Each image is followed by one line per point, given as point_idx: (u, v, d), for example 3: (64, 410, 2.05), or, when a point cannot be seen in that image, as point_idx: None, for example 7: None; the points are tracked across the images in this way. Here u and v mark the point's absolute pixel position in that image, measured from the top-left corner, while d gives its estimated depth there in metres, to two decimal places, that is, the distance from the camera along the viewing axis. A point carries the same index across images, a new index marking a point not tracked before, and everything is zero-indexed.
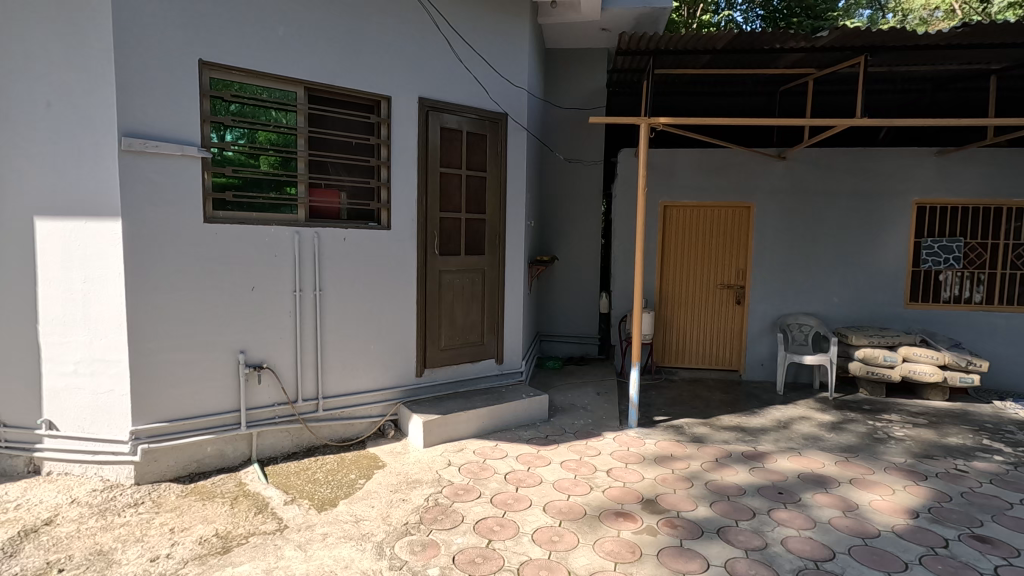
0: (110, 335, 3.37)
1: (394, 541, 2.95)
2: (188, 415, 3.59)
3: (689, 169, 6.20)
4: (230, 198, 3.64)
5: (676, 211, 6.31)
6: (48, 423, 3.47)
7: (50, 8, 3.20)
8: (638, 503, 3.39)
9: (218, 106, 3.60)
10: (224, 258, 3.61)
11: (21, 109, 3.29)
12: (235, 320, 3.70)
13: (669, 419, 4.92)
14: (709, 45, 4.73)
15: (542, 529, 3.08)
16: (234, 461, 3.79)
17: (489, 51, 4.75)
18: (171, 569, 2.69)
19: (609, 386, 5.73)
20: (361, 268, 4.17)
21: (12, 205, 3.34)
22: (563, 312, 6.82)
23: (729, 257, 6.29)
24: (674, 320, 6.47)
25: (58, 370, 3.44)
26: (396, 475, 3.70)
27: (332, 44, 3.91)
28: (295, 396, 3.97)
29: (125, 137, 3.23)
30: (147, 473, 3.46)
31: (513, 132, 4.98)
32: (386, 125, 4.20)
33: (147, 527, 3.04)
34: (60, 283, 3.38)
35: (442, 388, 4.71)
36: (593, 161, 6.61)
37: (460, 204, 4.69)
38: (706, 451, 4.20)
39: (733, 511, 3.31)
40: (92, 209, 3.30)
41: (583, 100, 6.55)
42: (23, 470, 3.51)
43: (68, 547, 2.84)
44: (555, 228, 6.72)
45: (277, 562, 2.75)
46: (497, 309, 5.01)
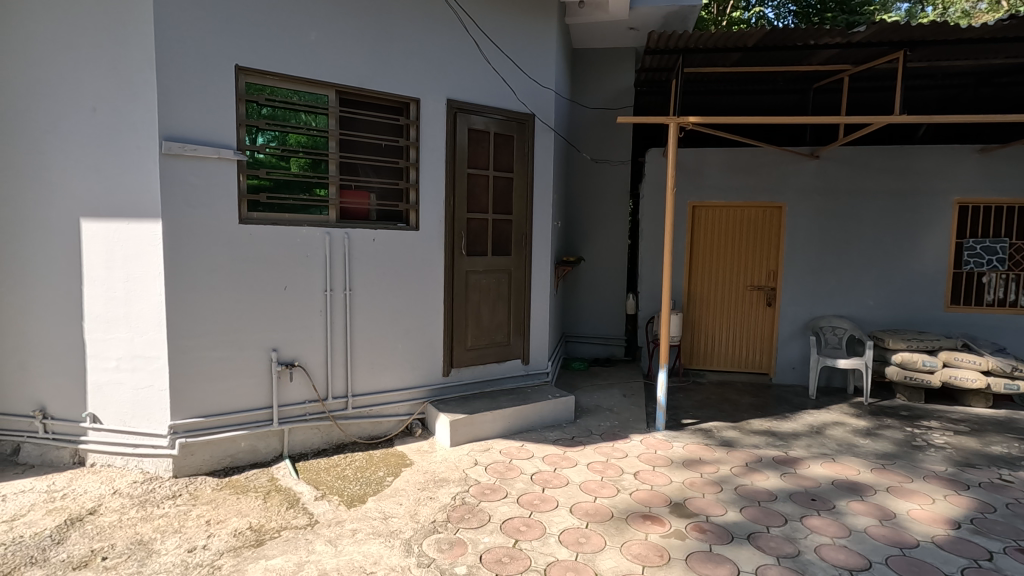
0: (149, 332, 3.49)
1: (422, 538, 2.98)
2: (223, 410, 3.69)
3: (719, 169, 6.11)
4: (264, 199, 3.72)
5: (705, 211, 6.23)
6: (92, 417, 3.61)
7: (96, 18, 3.34)
8: (666, 506, 3.35)
9: (251, 109, 3.68)
10: (259, 258, 3.71)
11: (68, 116, 3.44)
12: (269, 318, 3.79)
13: (698, 422, 4.86)
14: (740, 43, 4.66)
15: (569, 530, 3.07)
16: (266, 456, 3.88)
17: (515, 52, 4.75)
18: (207, 560, 2.77)
19: (635, 388, 5.69)
20: (390, 268, 4.23)
21: (60, 207, 3.49)
22: (589, 313, 6.79)
23: (760, 258, 6.17)
24: (702, 322, 6.39)
25: (102, 365, 3.57)
26: (423, 473, 3.73)
27: (362, 48, 3.97)
28: (325, 394, 4.05)
29: (165, 141, 3.34)
30: (184, 466, 3.57)
31: (540, 132, 4.98)
32: (414, 126, 4.24)
33: (184, 519, 3.14)
34: (104, 282, 3.51)
35: (469, 388, 4.74)
36: (620, 161, 6.56)
37: (487, 205, 4.71)
38: (735, 456, 4.12)
39: (764, 517, 3.25)
40: (134, 211, 3.42)
41: (610, 100, 6.50)
42: (69, 461, 3.67)
43: (110, 536, 2.95)
44: (580, 229, 6.70)
45: (308, 556, 2.80)
46: (524, 310, 5.01)
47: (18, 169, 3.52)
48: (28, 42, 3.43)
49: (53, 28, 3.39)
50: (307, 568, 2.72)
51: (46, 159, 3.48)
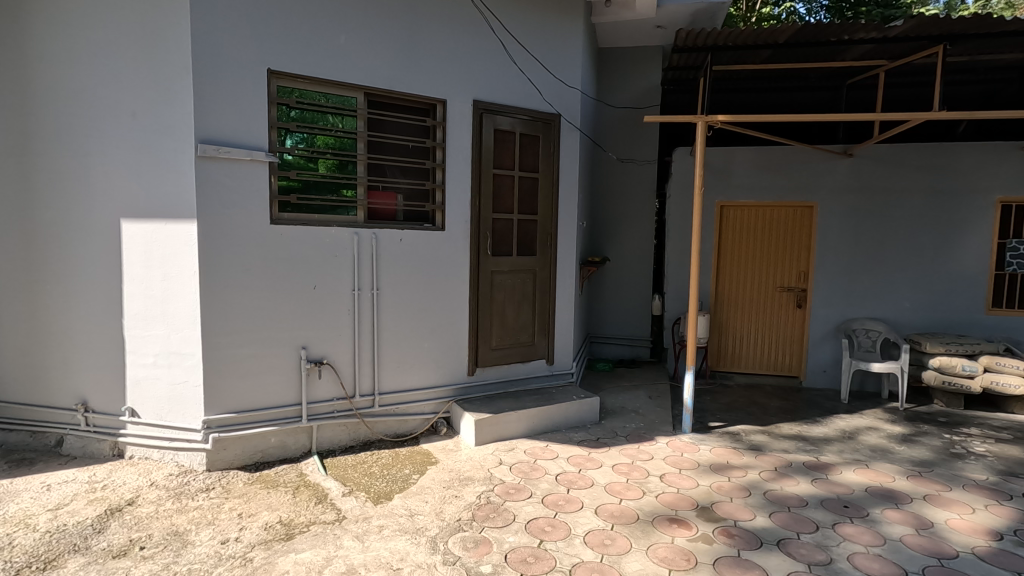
0: (185, 329, 3.59)
1: (447, 536, 3.01)
2: (255, 406, 3.78)
3: (748, 168, 6.00)
4: (294, 200, 3.80)
5: (733, 211, 6.13)
6: (130, 411, 3.73)
7: (136, 25, 3.45)
8: (693, 510, 3.31)
9: (281, 112, 3.77)
10: (290, 258, 3.79)
11: (109, 120, 3.56)
12: (299, 317, 3.87)
13: (725, 425, 4.78)
14: (771, 40, 4.58)
15: (595, 532, 3.06)
16: (295, 452, 3.95)
17: (541, 52, 4.75)
18: (239, 552, 2.84)
19: (661, 389, 5.63)
20: (416, 268, 4.27)
21: (102, 208, 3.63)
22: (614, 314, 6.75)
23: (790, 259, 6.05)
24: (730, 324, 6.29)
25: (140, 361, 3.69)
26: (448, 472, 3.76)
27: (390, 51, 4.02)
28: (352, 392, 4.11)
29: (201, 144, 3.44)
30: (217, 460, 3.67)
31: (566, 132, 4.97)
32: (441, 127, 4.28)
33: (217, 511, 3.22)
34: (142, 280, 3.63)
35: (493, 387, 4.76)
36: (646, 161, 6.50)
37: (513, 205, 4.72)
38: (764, 460, 4.05)
39: (794, 523, 3.19)
40: (171, 212, 3.53)
41: (636, 99, 6.45)
42: (109, 453, 3.79)
43: (148, 527, 3.04)
44: (606, 229, 6.66)
45: (337, 551, 2.85)
46: (549, 310, 5.01)
47: (62, 173, 3.66)
48: (73, 50, 3.57)
49: (96, 36, 3.52)
50: (335, 563, 2.76)
51: (89, 161, 3.61)
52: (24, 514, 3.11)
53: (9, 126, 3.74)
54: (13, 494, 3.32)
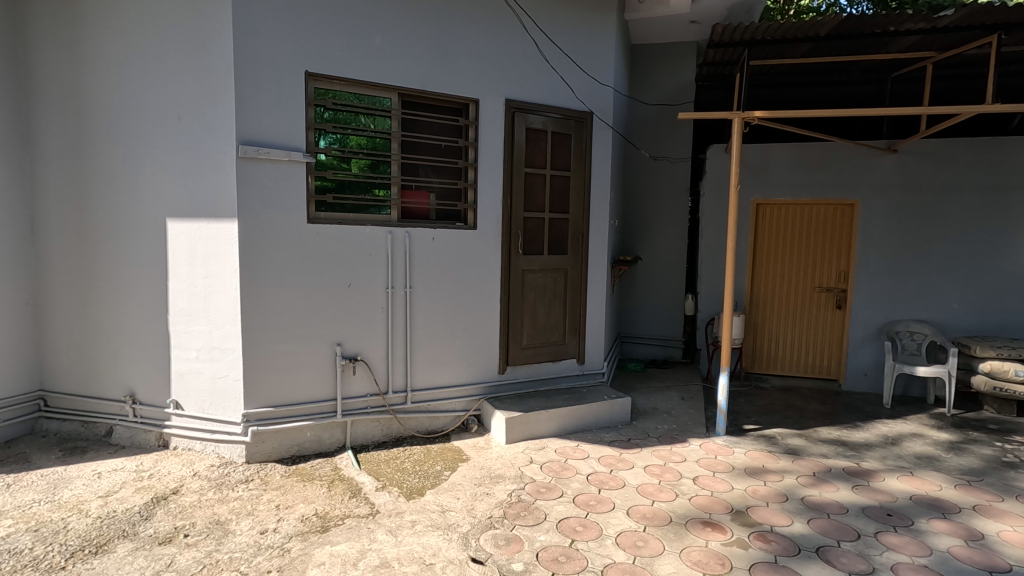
0: (226, 325, 3.70)
1: (479, 533, 3.03)
2: (292, 401, 3.88)
3: (786, 165, 5.86)
4: (331, 199, 3.88)
5: (770, 210, 6.00)
6: (175, 403, 3.87)
7: (182, 30, 3.57)
8: (727, 513, 3.25)
9: (319, 113, 3.84)
10: (326, 255, 3.87)
11: (157, 123, 3.70)
12: (335, 314, 3.95)
13: (760, 428, 4.68)
14: (811, 33, 4.46)
15: (627, 533, 3.03)
16: (330, 446, 4.03)
17: (574, 50, 4.72)
18: (278, 542, 2.92)
19: (694, 391, 5.54)
20: (448, 267, 4.31)
21: (150, 208, 3.77)
22: (645, 314, 6.67)
23: (829, 258, 5.88)
24: (765, 325, 6.15)
25: (184, 355, 3.82)
26: (479, 469, 3.79)
27: (423, 51, 4.06)
28: (386, 388, 4.17)
29: (241, 145, 3.54)
30: (255, 453, 3.77)
31: (599, 131, 4.93)
32: (473, 126, 4.30)
33: (256, 502, 3.32)
34: (186, 277, 3.75)
35: (524, 386, 4.76)
36: (680, 159, 6.40)
37: (544, 204, 4.71)
38: (802, 465, 3.95)
39: (834, 530, 3.10)
40: (213, 210, 3.64)
41: (670, 95, 6.35)
42: (154, 444, 3.94)
43: (191, 515, 3.15)
44: (638, 228, 6.59)
45: (371, 545, 2.90)
46: (580, 309, 4.98)
47: (114, 174, 3.82)
48: (124, 55, 3.72)
49: (145, 42, 3.66)
50: (369, 556, 2.81)
51: (138, 163, 3.76)
52: (77, 500, 3.26)
53: (64, 130, 3.92)
54: (67, 481, 3.48)
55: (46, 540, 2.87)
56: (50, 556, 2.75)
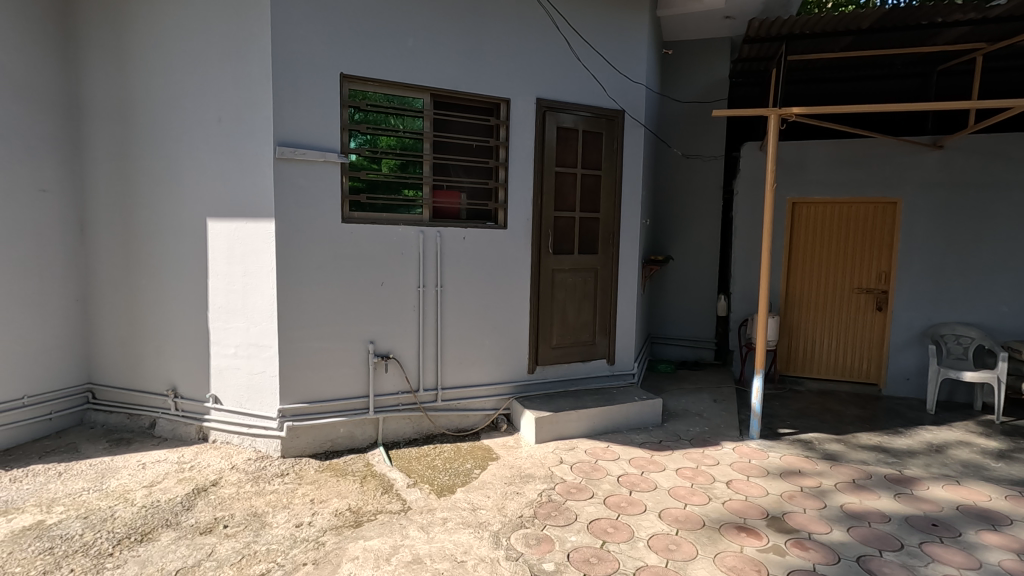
0: (263, 322, 3.80)
1: (510, 532, 3.03)
2: (326, 398, 3.95)
3: (823, 163, 5.71)
4: (365, 199, 3.94)
5: (806, 208, 5.85)
6: (214, 397, 3.99)
7: (222, 36, 3.67)
8: (763, 519, 3.18)
9: (353, 115, 3.90)
10: (359, 253, 3.93)
11: (199, 126, 3.81)
12: (367, 313, 4.01)
13: (796, 432, 4.56)
14: (853, 26, 4.34)
15: (659, 536, 2.99)
16: (362, 443, 4.09)
17: (606, 47, 4.68)
18: (313, 536, 2.98)
19: (726, 393, 5.44)
20: (478, 266, 4.32)
21: (191, 208, 3.89)
22: (676, 315, 6.58)
23: (869, 258, 5.69)
24: (801, 326, 6.00)
25: (222, 352, 3.93)
26: (509, 468, 3.79)
27: (455, 52, 4.08)
28: (416, 386, 4.21)
29: (279, 146, 3.62)
30: (290, 448, 3.86)
31: (631, 129, 4.88)
32: (504, 126, 4.30)
33: (291, 496, 3.39)
34: (225, 276, 3.86)
35: (553, 386, 4.74)
36: (713, 157, 6.28)
37: (575, 203, 4.69)
38: (841, 471, 3.83)
39: (875, 539, 3.00)
40: (252, 210, 3.73)
41: (702, 92, 6.24)
42: (195, 436, 4.07)
43: (230, 507, 3.24)
44: (670, 227, 6.50)
45: (403, 540, 2.93)
46: (610, 309, 4.94)
47: (157, 176, 3.96)
48: (168, 61, 3.84)
49: (188, 47, 3.77)
50: (402, 551, 2.84)
51: (180, 164, 3.88)
52: (123, 489, 3.39)
53: (110, 133, 4.07)
54: (114, 471, 3.62)
55: (94, 527, 2.99)
56: (99, 543, 2.86)
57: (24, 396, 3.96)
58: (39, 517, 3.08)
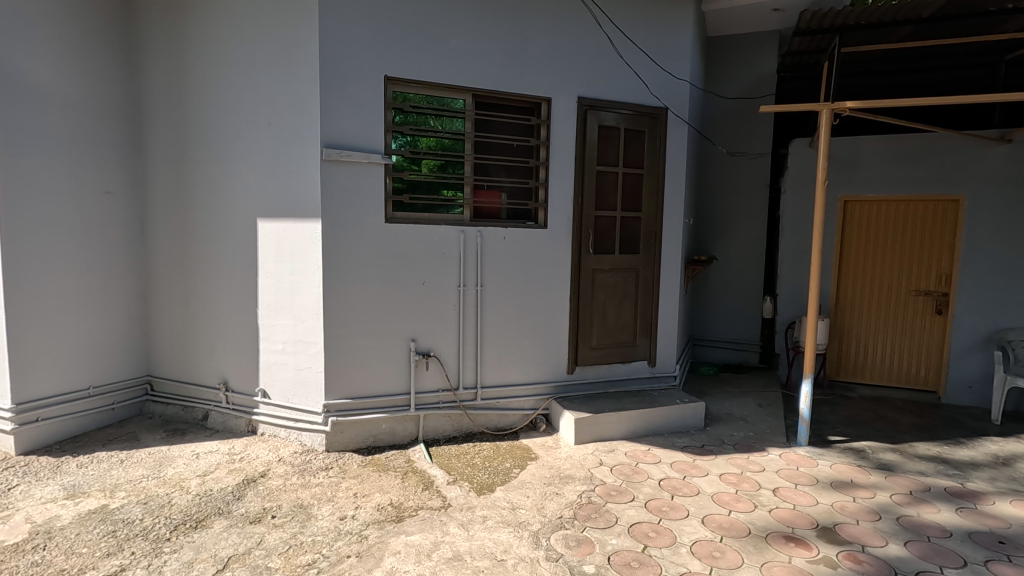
0: (310, 319, 3.90)
1: (550, 532, 3.02)
2: (368, 394, 4.03)
3: (878, 159, 5.48)
4: (407, 199, 4.00)
5: (859, 207, 5.62)
6: (263, 392, 4.12)
7: (272, 41, 3.80)
8: (812, 529, 3.07)
9: (397, 116, 3.97)
10: (401, 253, 3.99)
11: (250, 130, 3.94)
12: (410, 311, 4.07)
13: (848, 440, 4.38)
14: (913, 14, 4.14)
15: (702, 543, 2.93)
16: (403, 439, 4.16)
17: (649, 44, 4.60)
18: (356, 529, 3.04)
19: (772, 398, 5.27)
20: (518, 266, 4.33)
21: (243, 209, 4.03)
22: (719, 317, 6.42)
23: (929, 259, 5.41)
24: (852, 330, 5.77)
25: (271, 348, 4.06)
26: (548, 468, 3.78)
27: (496, 51, 4.09)
28: (457, 384, 4.25)
29: (325, 148, 3.71)
30: (335, 442, 3.96)
31: (674, 126, 4.78)
32: (545, 125, 4.29)
33: (336, 489, 3.48)
34: (273, 274, 3.98)
35: (593, 387, 4.70)
36: (759, 154, 6.10)
37: (616, 203, 4.64)
38: (897, 483, 3.65)
39: (935, 555, 2.85)
40: (300, 211, 3.84)
41: (748, 88, 6.07)
42: (244, 429, 4.22)
43: (278, 498, 3.35)
44: (713, 227, 6.35)
45: (443, 537, 2.96)
46: (652, 310, 4.86)
47: (212, 177, 4.12)
48: (222, 67, 4.00)
49: (241, 53, 3.91)
50: (443, 548, 2.87)
51: (232, 167, 4.03)
52: (179, 477, 3.55)
53: (169, 137, 4.26)
54: (171, 460, 3.80)
55: (153, 513, 3.14)
56: (157, 527, 3.01)
57: (90, 387, 4.20)
58: (103, 501, 3.25)
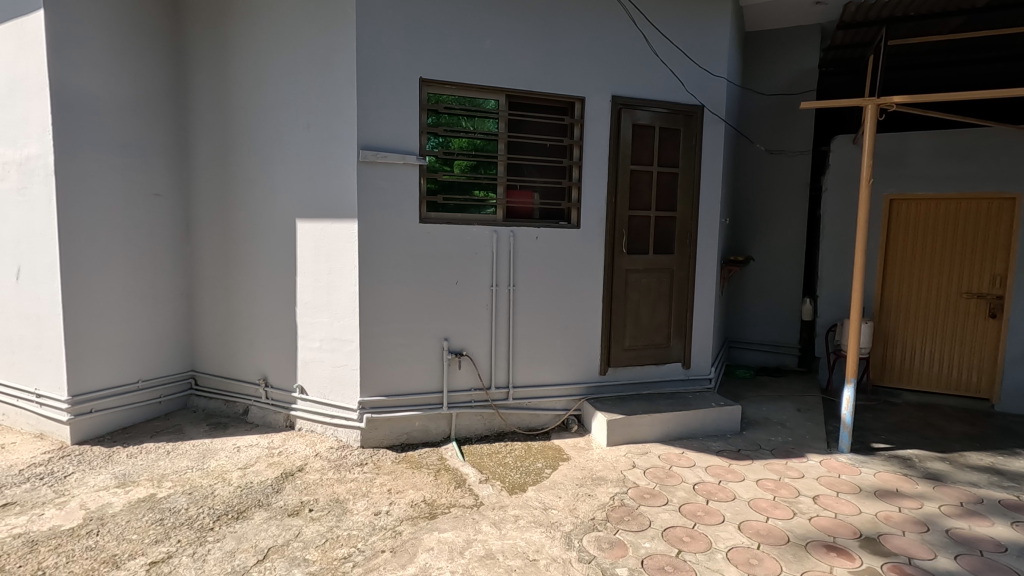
0: (346, 317, 3.98)
1: (582, 534, 3.01)
2: (402, 392, 4.09)
3: (926, 156, 5.27)
4: (441, 200, 4.05)
5: (905, 206, 5.42)
6: (301, 388, 4.23)
7: (311, 46, 3.89)
8: (855, 539, 2.96)
9: (432, 117, 4.02)
10: (434, 253, 4.03)
11: (290, 132, 4.05)
12: (443, 311, 4.11)
13: (892, 448, 4.22)
14: (967, 4, 4.05)
15: (739, 549, 2.87)
16: (436, 437, 4.20)
17: (685, 41, 4.53)
18: (390, 524, 3.09)
19: (812, 402, 5.12)
20: (550, 266, 4.32)
21: (282, 210, 4.14)
22: (756, 318, 6.27)
23: (981, 260, 5.16)
24: (898, 333, 5.55)
25: (308, 345, 4.16)
26: (580, 469, 3.76)
27: (529, 51, 4.09)
28: (489, 383, 4.27)
29: (362, 149, 3.78)
30: (370, 438, 4.03)
31: (710, 124, 4.69)
32: (579, 125, 4.27)
33: (370, 484, 3.54)
34: (311, 273, 4.08)
35: (625, 388, 4.66)
36: (800, 152, 5.92)
37: (650, 203, 4.58)
38: (946, 493, 3.50)
39: (988, 570, 2.72)
40: (337, 212, 3.92)
41: (788, 84, 5.91)
42: (283, 424, 4.34)
43: (315, 492, 3.43)
44: (751, 227, 6.21)
45: (476, 535, 2.98)
46: (686, 311, 4.78)
47: (253, 179, 4.25)
48: (263, 72, 4.12)
49: (282, 58, 4.02)
50: (475, 546, 2.89)
51: (272, 168, 4.15)
52: (222, 469, 3.68)
53: (213, 141, 4.41)
54: (213, 452, 3.94)
55: (198, 503, 3.26)
56: (201, 517, 3.12)
57: (139, 380, 4.39)
58: (151, 490, 3.39)
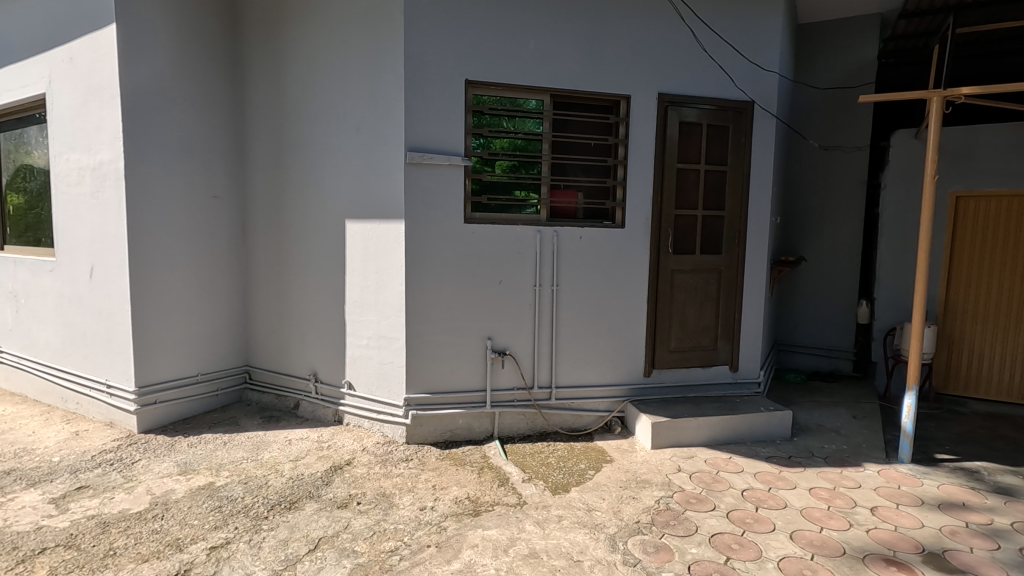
0: (393, 316, 4.07)
1: (627, 536, 2.98)
2: (447, 389, 4.15)
3: (996, 151, 4.96)
4: (485, 200, 4.09)
5: (973, 204, 5.11)
6: (349, 384, 4.35)
7: (360, 52, 3.99)
8: (918, 554, 2.82)
9: (477, 118, 4.06)
10: (479, 252, 4.07)
11: (340, 136, 4.17)
12: (486, 310, 4.15)
13: (958, 459, 3.99)
14: None
15: (790, 559, 2.78)
16: (479, 435, 4.25)
17: (735, 36, 4.41)
18: (435, 520, 3.14)
19: (868, 409, 4.89)
20: (594, 266, 4.29)
21: (332, 211, 4.27)
22: (807, 321, 6.05)
23: None
24: (963, 339, 5.24)
25: (357, 342, 4.27)
26: (624, 472, 3.72)
27: (574, 50, 4.07)
28: (531, 382, 4.29)
29: (410, 151, 3.86)
30: (415, 434, 4.11)
31: (761, 120, 4.55)
32: (624, 124, 4.22)
33: (415, 480, 3.61)
34: (359, 273, 4.19)
35: (670, 390, 4.58)
36: (857, 148, 5.68)
37: (697, 202, 4.48)
38: (1018, 509, 3.28)
39: None
40: (385, 212, 4.02)
41: (844, 77, 5.68)
42: (331, 418, 4.47)
43: (363, 485, 3.53)
44: (803, 226, 5.99)
45: (520, 534, 3.00)
46: (734, 312, 4.66)
47: (306, 181, 4.39)
48: (316, 78, 4.25)
49: (333, 64, 4.14)
50: (519, 544, 2.90)
51: (324, 170, 4.27)
52: (275, 461, 3.83)
53: (268, 144, 4.58)
54: (266, 444, 4.10)
55: (253, 492, 3.40)
56: (256, 506, 3.25)
57: (199, 373, 4.61)
58: (210, 479, 3.56)
